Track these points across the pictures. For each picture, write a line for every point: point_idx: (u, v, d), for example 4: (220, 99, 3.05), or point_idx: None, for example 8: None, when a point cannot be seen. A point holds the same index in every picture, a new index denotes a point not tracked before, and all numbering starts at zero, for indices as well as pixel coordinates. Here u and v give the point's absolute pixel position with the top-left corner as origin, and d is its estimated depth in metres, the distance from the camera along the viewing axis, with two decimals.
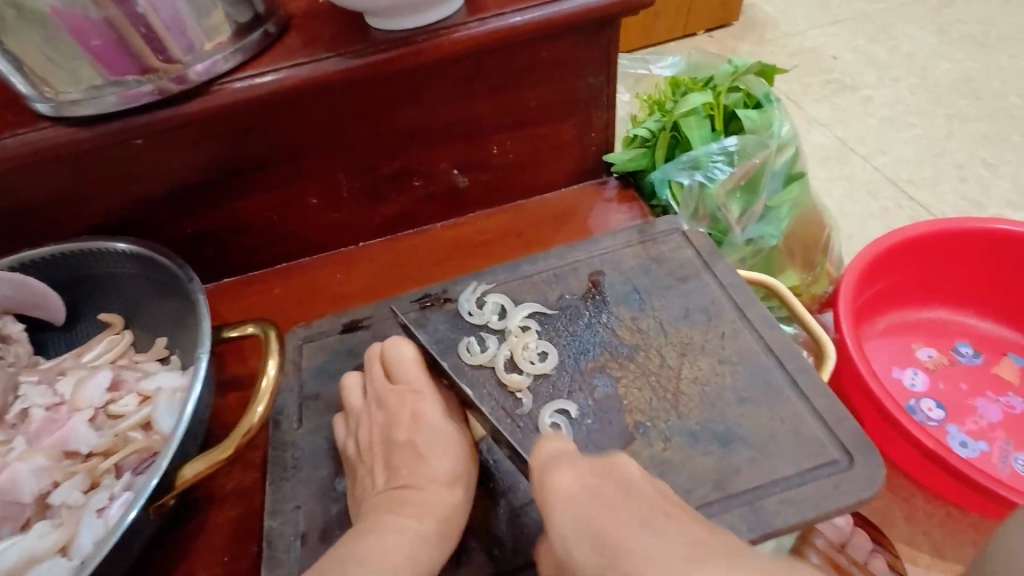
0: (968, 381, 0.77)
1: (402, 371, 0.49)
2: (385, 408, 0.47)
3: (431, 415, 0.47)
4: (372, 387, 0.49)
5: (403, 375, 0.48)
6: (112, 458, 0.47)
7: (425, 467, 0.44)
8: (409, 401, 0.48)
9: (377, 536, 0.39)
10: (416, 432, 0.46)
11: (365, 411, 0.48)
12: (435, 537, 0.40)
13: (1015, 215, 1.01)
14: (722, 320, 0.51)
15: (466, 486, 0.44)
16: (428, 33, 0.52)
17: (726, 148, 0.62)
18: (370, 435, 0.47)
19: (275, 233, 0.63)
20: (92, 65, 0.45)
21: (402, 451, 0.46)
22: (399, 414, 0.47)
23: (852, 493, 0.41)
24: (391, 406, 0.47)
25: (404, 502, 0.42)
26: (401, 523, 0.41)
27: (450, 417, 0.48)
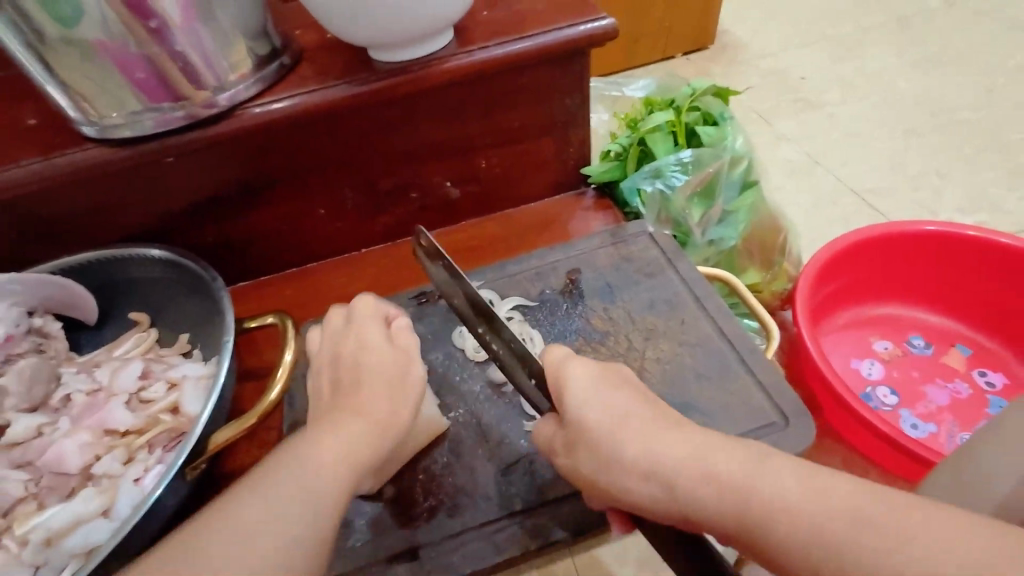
0: (919, 369, 0.84)
1: (579, 362, 0.45)
2: (577, 390, 0.43)
3: (373, 340, 0.49)
4: (564, 378, 0.44)
5: (593, 371, 0.44)
6: (145, 435, 0.54)
7: (367, 409, 0.45)
8: (355, 332, 0.50)
9: (307, 445, 0.42)
10: (590, 413, 0.42)
11: (576, 397, 0.43)
12: (365, 443, 0.43)
13: (965, 220, 1.09)
14: (684, 309, 0.58)
15: (399, 399, 0.46)
16: (422, 64, 0.60)
17: (683, 159, 0.70)
18: (575, 420, 0.43)
19: (286, 240, 0.70)
20: (134, 94, 0.53)
21: (346, 378, 0.47)
22: (581, 394, 0.43)
23: (788, 449, 0.48)
24: (567, 394, 0.43)
25: (340, 417, 0.44)
26: (328, 434, 0.42)
27: (394, 340, 0.49)
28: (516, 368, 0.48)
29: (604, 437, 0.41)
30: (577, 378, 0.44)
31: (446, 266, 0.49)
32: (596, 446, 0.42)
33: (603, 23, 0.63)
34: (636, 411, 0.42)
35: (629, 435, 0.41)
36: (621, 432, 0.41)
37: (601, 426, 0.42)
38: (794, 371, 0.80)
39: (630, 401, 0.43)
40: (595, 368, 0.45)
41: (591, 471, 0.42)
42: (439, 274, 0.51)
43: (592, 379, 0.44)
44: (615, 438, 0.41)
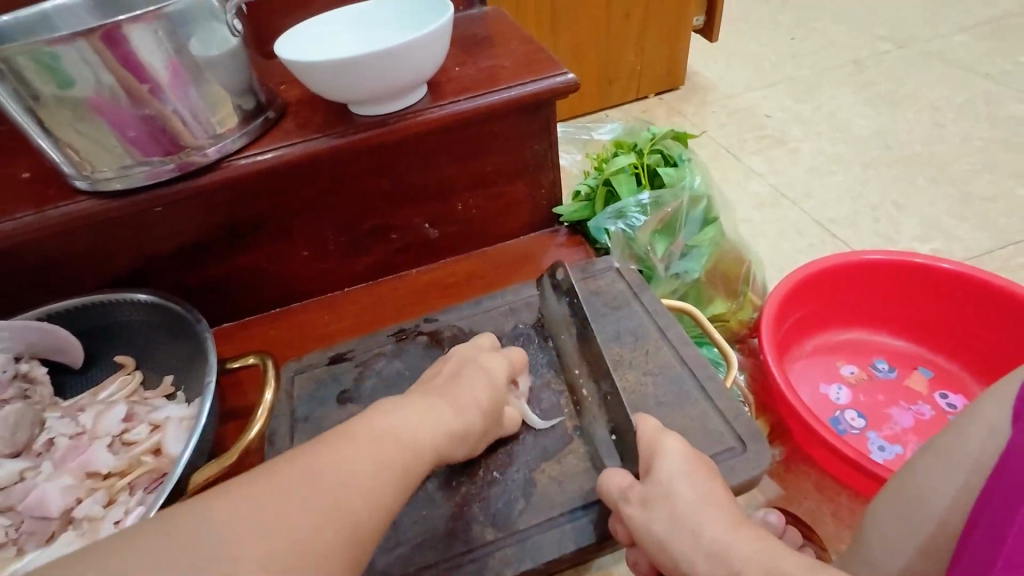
0: (884, 392, 0.87)
1: (671, 438, 0.48)
2: (672, 466, 0.46)
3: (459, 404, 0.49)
4: (663, 449, 0.47)
5: (687, 453, 0.47)
6: (127, 477, 0.55)
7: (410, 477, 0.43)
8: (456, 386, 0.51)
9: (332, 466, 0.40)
10: (677, 492, 0.45)
11: (675, 471, 0.46)
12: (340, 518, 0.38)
13: (922, 248, 1.15)
14: (647, 339, 0.61)
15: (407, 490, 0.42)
16: (398, 116, 0.64)
17: (643, 201, 0.75)
18: (666, 488, 0.46)
19: (270, 282, 0.73)
20: (126, 149, 0.57)
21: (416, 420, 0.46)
22: (675, 470, 0.46)
23: (745, 473, 0.50)
24: (661, 466, 0.46)
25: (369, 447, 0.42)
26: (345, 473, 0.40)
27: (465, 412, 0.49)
28: (598, 418, 0.53)
29: (686, 511, 0.45)
30: (669, 453, 0.47)
31: (572, 304, 0.59)
32: (679, 514, 0.45)
33: (565, 77, 0.68)
34: (716, 495, 0.45)
35: (710, 510, 0.45)
36: (704, 505, 0.45)
37: (687, 502, 0.45)
38: (763, 396, 0.83)
39: (708, 480, 0.46)
40: (687, 449, 0.47)
41: (669, 535, 0.45)
42: (559, 310, 0.60)
43: (685, 458, 0.47)
44: (693, 514, 0.45)
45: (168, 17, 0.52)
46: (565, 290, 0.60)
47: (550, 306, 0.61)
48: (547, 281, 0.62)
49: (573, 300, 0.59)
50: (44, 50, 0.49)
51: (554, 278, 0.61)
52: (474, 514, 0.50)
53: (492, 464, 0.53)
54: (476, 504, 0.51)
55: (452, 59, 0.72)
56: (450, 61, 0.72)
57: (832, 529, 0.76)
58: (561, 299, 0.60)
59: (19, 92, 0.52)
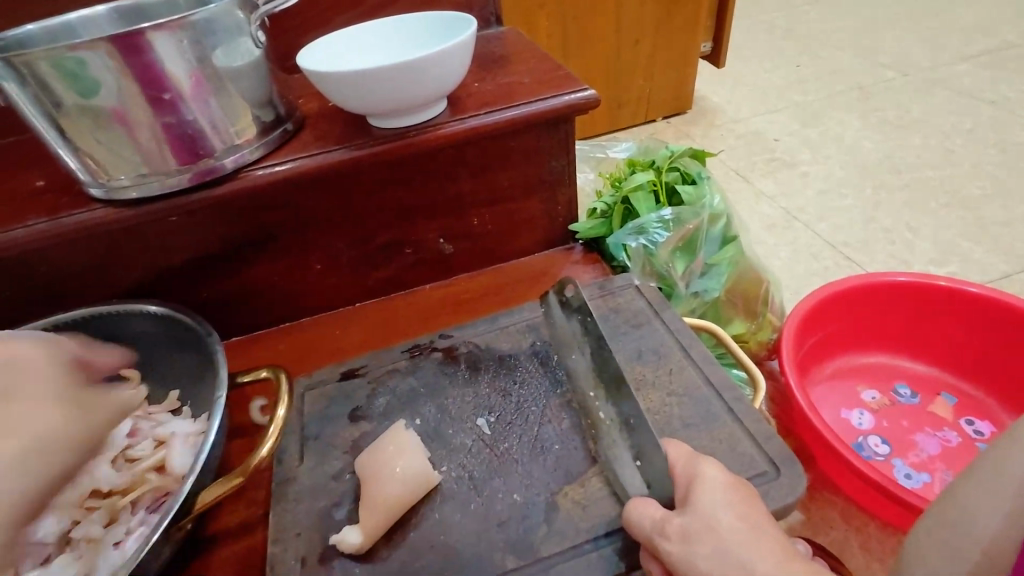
0: (907, 418, 0.85)
1: (705, 466, 0.46)
2: (712, 496, 0.44)
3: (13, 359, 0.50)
4: (699, 478, 0.45)
5: (725, 483, 0.45)
6: (129, 496, 0.53)
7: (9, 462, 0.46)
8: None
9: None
10: (721, 523, 0.43)
11: (715, 500, 0.44)
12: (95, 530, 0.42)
13: (939, 271, 1.13)
14: (670, 358, 0.59)
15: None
16: (418, 129, 0.64)
17: (664, 218, 0.74)
18: (709, 520, 0.43)
19: (282, 295, 0.72)
20: (144, 157, 0.56)
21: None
22: (715, 500, 0.44)
23: (779, 500, 0.47)
24: (702, 495, 0.44)
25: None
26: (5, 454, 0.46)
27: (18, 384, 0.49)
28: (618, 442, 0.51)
29: (730, 543, 0.42)
30: (707, 480, 0.45)
31: (584, 322, 0.58)
32: (724, 547, 0.42)
33: (585, 93, 0.68)
34: (758, 528, 0.43)
35: (754, 542, 0.42)
36: (748, 538, 0.42)
37: (730, 535, 0.42)
38: (783, 420, 0.81)
39: (746, 511, 0.44)
40: (725, 476, 0.46)
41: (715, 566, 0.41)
42: (568, 328, 0.60)
43: (723, 485, 0.45)
44: (735, 546, 0.42)
45: (193, 26, 0.52)
46: (575, 308, 0.59)
47: (558, 324, 0.61)
48: (554, 299, 0.62)
49: (584, 317, 0.57)
50: (68, 56, 0.49)
51: (564, 295, 0.61)
52: (494, 539, 0.48)
53: (515, 489, 0.51)
54: (495, 529, 0.48)
55: (471, 75, 0.73)
56: (469, 77, 0.72)
57: (860, 560, 0.72)
58: (571, 317, 0.59)
59: (41, 98, 0.51)
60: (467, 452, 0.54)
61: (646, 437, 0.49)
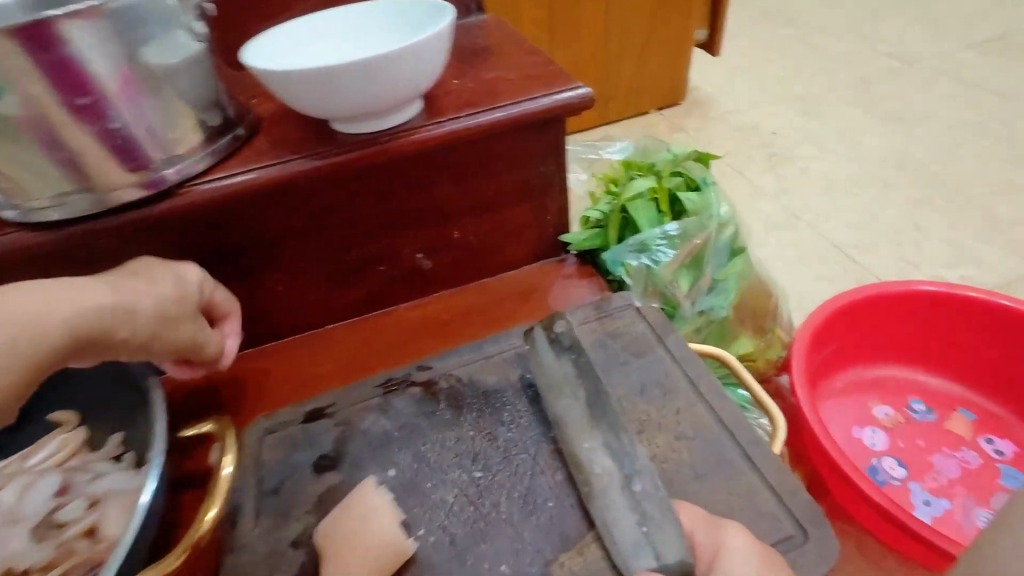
0: (923, 437, 0.79)
1: (730, 533, 0.40)
2: (737, 567, 0.38)
3: None
4: (723, 545, 0.40)
5: (753, 553, 0.39)
6: (54, 571, 0.46)
7: None
8: None
9: None
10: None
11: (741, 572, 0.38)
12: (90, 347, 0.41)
13: (949, 274, 1.08)
14: (677, 394, 0.52)
15: None
16: (389, 134, 0.56)
17: (669, 232, 0.67)
18: None
19: (241, 320, 0.64)
20: (66, 174, 0.48)
21: None
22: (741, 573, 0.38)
23: (809, 571, 0.41)
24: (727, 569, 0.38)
25: None
26: None
27: None
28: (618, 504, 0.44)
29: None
30: (732, 551, 0.39)
31: (577, 361, 0.53)
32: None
33: (579, 91, 0.60)
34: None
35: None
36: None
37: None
38: (793, 444, 0.75)
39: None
40: (753, 548, 0.40)
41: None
42: (559, 369, 0.52)
43: (751, 557, 0.39)
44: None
45: (113, 16, 0.44)
46: (567, 346, 0.54)
47: (547, 364, 0.53)
48: (542, 335, 0.55)
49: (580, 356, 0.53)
50: None
51: (553, 331, 0.55)
52: None
53: (501, 558, 0.44)
54: None
55: (449, 70, 0.65)
56: (448, 72, 0.64)
57: None
58: (562, 355, 0.53)
59: None
60: (448, 511, 0.47)
61: (651, 495, 0.44)
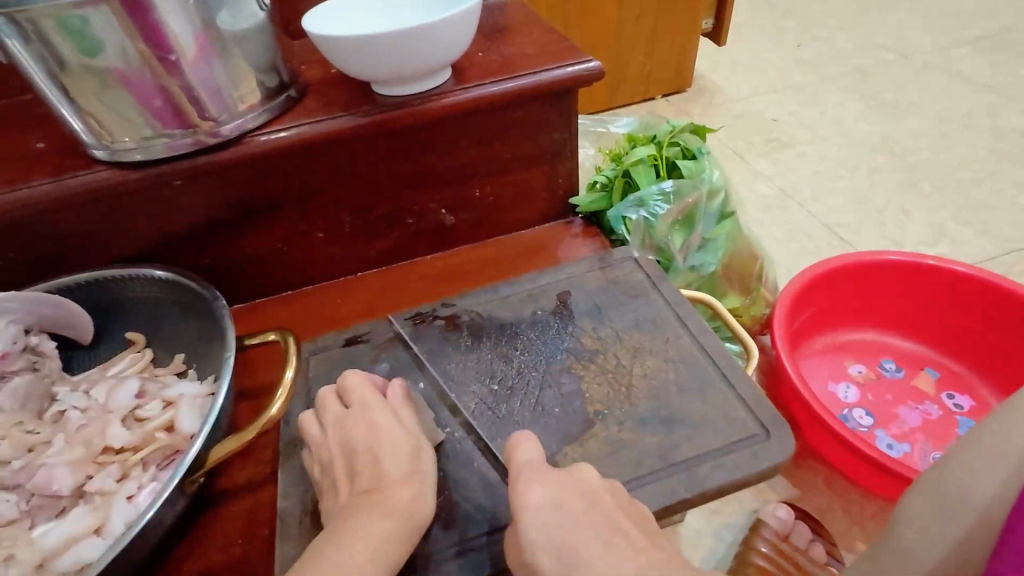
0: (892, 392, 0.88)
1: (537, 468, 0.47)
2: (546, 486, 0.45)
3: None
4: (523, 480, 0.46)
5: (541, 483, 0.45)
6: (140, 453, 0.54)
7: None
8: None
9: None
10: (545, 505, 0.44)
11: (521, 507, 0.44)
12: None
13: (928, 252, 1.16)
14: (667, 327, 0.61)
15: None
16: (422, 98, 0.64)
17: (665, 190, 0.76)
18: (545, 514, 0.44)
19: (286, 263, 0.72)
20: (147, 121, 0.56)
21: None
22: (547, 491, 0.45)
23: (769, 459, 0.50)
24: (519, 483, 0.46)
25: None
26: None
27: None
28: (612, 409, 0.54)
29: (567, 537, 0.42)
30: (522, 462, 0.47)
31: None
32: (555, 546, 0.42)
33: (590, 65, 0.68)
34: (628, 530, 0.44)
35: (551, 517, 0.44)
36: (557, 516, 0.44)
37: (583, 535, 0.43)
38: (772, 391, 0.84)
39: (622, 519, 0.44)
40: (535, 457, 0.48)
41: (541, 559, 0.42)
42: None
43: (531, 465, 0.47)
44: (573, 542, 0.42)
45: None
46: None
47: None
48: None
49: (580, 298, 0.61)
50: (71, 14, 0.49)
51: None
52: (499, 498, 0.51)
53: (515, 449, 0.53)
54: (498, 486, 0.51)
55: (475, 44, 0.72)
56: (474, 46, 0.72)
57: (841, 526, 0.76)
58: None
59: (45, 57, 0.51)
60: (470, 415, 0.56)
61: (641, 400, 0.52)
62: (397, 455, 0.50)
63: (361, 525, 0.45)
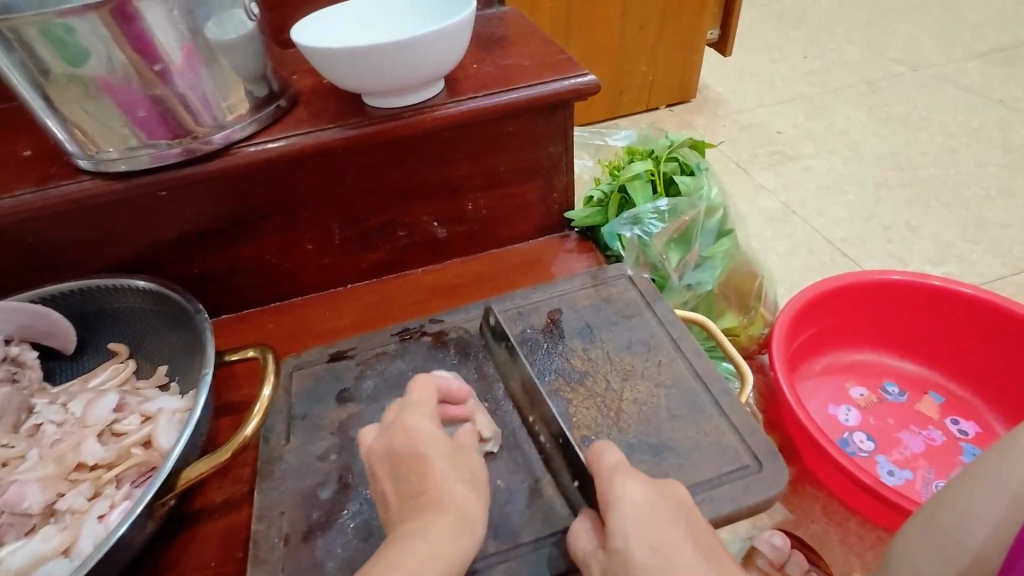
0: (894, 416, 0.85)
1: (638, 476, 0.44)
2: (640, 488, 0.43)
3: None
4: (628, 485, 0.43)
5: (646, 488, 0.43)
6: (115, 469, 0.53)
7: None
8: None
9: None
10: (640, 502, 0.42)
11: (629, 516, 0.41)
12: None
13: (934, 270, 1.13)
14: (659, 350, 0.59)
15: None
16: (414, 110, 0.63)
17: (659, 209, 0.74)
18: (638, 519, 0.41)
19: (274, 274, 0.71)
20: (132, 130, 0.55)
21: None
22: (641, 493, 0.42)
23: (760, 493, 0.48)
24: (613, 481, 0.43)
25: None
26: None
27: None
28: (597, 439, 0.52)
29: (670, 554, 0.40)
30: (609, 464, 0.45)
31: None
32: (652, 542, 0.41)
33: (587, 79, 0.67)
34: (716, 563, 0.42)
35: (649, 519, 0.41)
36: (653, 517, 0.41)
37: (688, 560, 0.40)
38: (770, 413, 0.82)
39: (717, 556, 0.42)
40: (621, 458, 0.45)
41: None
42: None
43: (621, 466, 0.44)
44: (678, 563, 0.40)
45: None
46: None
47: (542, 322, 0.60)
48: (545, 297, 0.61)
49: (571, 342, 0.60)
50: (55, 23, 0.48)
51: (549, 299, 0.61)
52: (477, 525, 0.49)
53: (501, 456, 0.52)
54: None
55: (470, 55, 0.71)
56: (469, 57, 0.71)
57: (840, 555, 0.74)
58: None
59: (28, 65, 0.50)
60: None
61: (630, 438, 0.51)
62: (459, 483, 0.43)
63: (463, 499, 0.42)
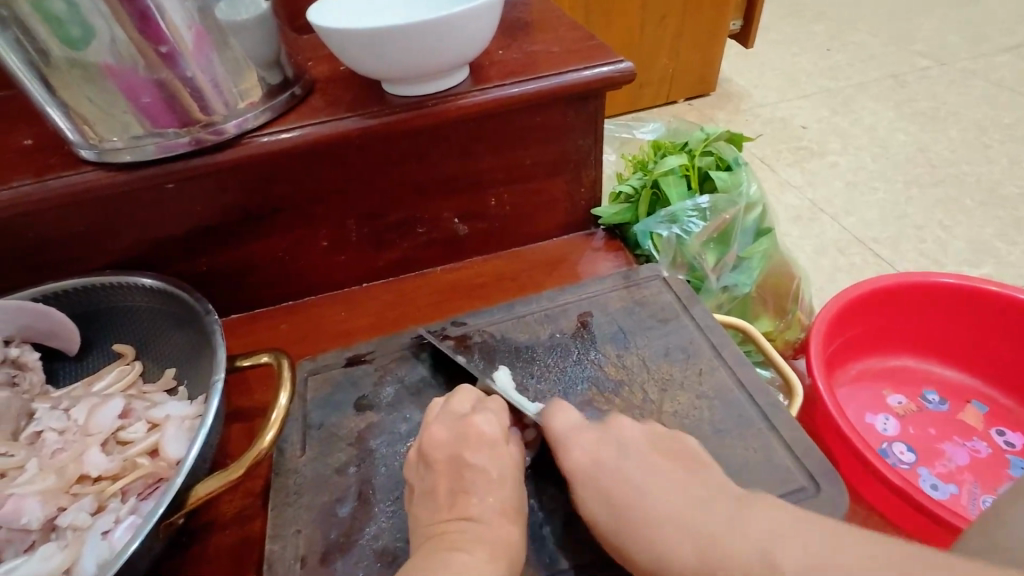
0: (936, 426, 0.81)
1: (582, 429, 0.47)
2: (578, 439, 0.46)
3: None
4: (569, 443, 0.46)
5: (591, 441, 0.46)
6: (120, 481, 0.49)
7: None
8: None
9: None
10: (579, 452, 0.46)
11: (578, 472, 0.45)
12: None
13: (971, 272, 1.08)
14: (700, 358, 0.55)
15: None
16: (437, 98, 0.59)
17: (700, 205, 0.70)
18: (578, 469, 0.45)
19: (286, 272, 0.68)
20: (138, 118, 0.51)
21: None
22: (580, 443, 0.46)
23: (820, 519, 0.44)
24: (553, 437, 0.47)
25: None
26: None
27: None
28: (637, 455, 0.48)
29: (681, 506, 0.40)
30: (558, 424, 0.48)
31: None
32: (603, 495, 0.43)
33: (621, 65, 0.63)
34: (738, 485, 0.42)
35: (595, 470, 0.44)
36: (596, 466, 0.44)
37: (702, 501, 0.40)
38: (806, 422, 0.78)
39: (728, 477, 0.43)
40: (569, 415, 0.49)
41: (670, 538, 0.39)
42: None
43: (567, 423, 0.48)
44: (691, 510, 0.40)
45: None
46: None
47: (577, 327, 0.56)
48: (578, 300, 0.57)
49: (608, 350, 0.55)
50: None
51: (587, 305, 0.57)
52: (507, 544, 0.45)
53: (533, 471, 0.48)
54: None
55: (494, 41, 0.67)
56: (493, 43, 0.67)
57: None
58: None
59: (25, 46, 0.46)
60: None
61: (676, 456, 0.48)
62: (503, 509, 0.43)
63: (512, 535, 0.42)
